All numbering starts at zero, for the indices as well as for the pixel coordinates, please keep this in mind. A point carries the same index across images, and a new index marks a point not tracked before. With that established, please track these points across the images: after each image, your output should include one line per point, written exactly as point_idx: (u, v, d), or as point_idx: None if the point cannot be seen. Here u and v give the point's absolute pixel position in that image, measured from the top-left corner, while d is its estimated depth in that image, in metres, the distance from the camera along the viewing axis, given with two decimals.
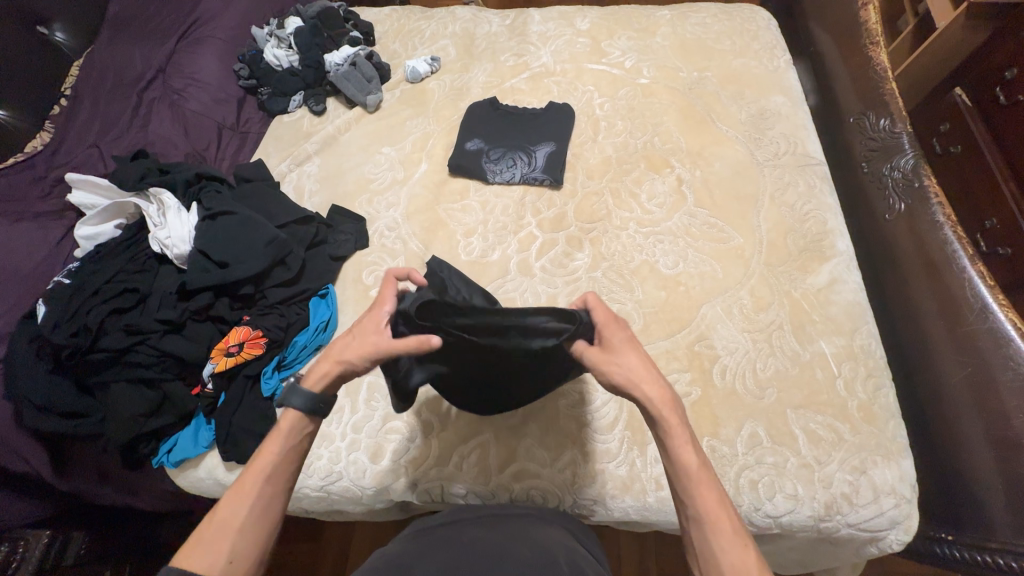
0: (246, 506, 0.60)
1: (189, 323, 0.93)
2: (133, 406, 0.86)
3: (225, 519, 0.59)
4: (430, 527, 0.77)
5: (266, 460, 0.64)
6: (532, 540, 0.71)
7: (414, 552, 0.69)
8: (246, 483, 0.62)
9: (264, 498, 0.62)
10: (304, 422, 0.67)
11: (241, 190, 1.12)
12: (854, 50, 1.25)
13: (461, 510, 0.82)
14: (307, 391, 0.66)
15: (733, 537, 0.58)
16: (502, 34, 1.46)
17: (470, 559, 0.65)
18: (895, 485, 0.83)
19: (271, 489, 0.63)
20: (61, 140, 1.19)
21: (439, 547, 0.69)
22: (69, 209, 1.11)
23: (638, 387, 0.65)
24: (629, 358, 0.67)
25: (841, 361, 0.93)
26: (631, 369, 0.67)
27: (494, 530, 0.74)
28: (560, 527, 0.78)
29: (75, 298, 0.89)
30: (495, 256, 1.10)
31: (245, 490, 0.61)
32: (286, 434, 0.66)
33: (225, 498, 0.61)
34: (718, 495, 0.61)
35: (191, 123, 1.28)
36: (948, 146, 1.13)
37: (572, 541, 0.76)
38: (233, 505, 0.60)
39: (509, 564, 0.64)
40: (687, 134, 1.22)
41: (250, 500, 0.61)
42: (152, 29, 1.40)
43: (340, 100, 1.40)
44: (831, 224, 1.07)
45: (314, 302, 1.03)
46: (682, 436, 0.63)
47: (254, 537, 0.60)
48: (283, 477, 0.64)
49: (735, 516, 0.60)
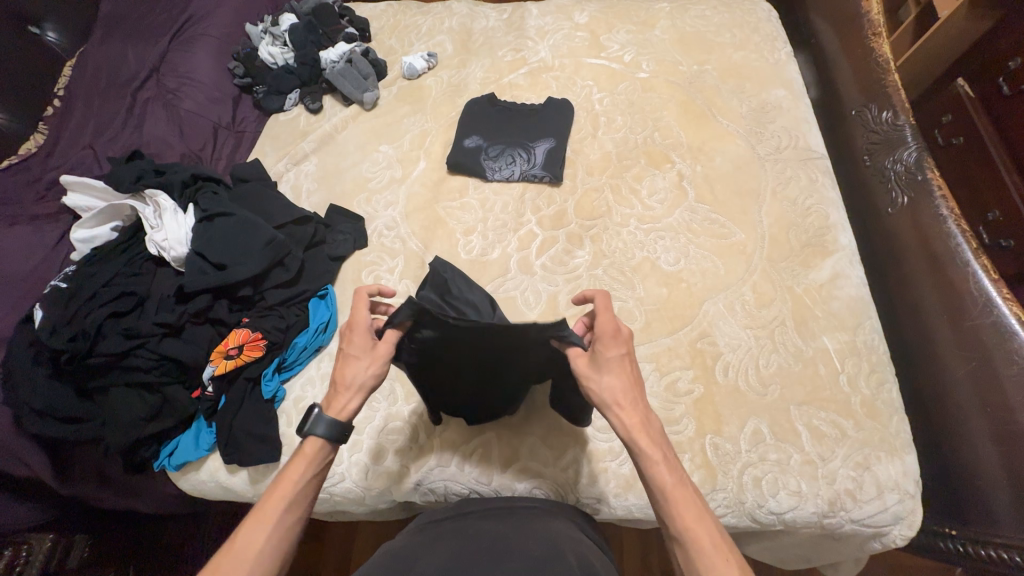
0: (266, 532, 0.62)
1: (187, 327, 0.92)
2: (132, 409, 0.86)
3: (244, 545, 0.60)
4: (434, 520, 0.77)
5: (288, 487, 0.65)
6: (539, 531, 0.72)
7: (419, 544, 0.70)
8: (265, 510, 0.63)
9: (282, 524, 0.63)
10: (325, 449, 0.69)
11: (239, 191, 1.10)
12: (856, 41, 1.23)
13: (463, 504, 0.82)
14: (328, 417, 0.69)
15: (713, 552, 0.59)
16: (500, 29, 1.44)
17: (469, 552, 0.65)
18: (899, 481, 0.83)
19: (292, 514, 0.64)
20: (55, 142, 1.19)
21: (444, 538, 0.70)
22: (65, 212, 1.09)
23: (614, 409, 0.67)
24: (608, 377, 0.69)
25: (844, 356, 0.92)
26: (610, 390, 0.68)
27: (501, 522, 0.74)
28: (564, 519, 0.78)
29: (72, 302, 0.88)
30: (495, 255, 1.10)
31: (266, 516, 0.63)
32: (307, 460, 0.68)
33: (246, 525, 0.62)
34: (697, 513, 0.62)
35: (186, 123, 1.27)
36: (949, 138, 1.12)
37: (578, 533, 0.76)
38: (254, 530, 0.61)
39: (514, 555, 0.64)
40: (688, 129, 1.21)
41: (269, 527, 0.62)
42: (145, 28, 1.39)
43: (336, 98, 1.38)
44: (833, 218, 1.06)
45: (314, 303, 1.02)
46: (655, 456, 0.65)
47: (273, 562, 0.61)
48: (300, 504, 0.66)
49: (716, 530, 0.61)
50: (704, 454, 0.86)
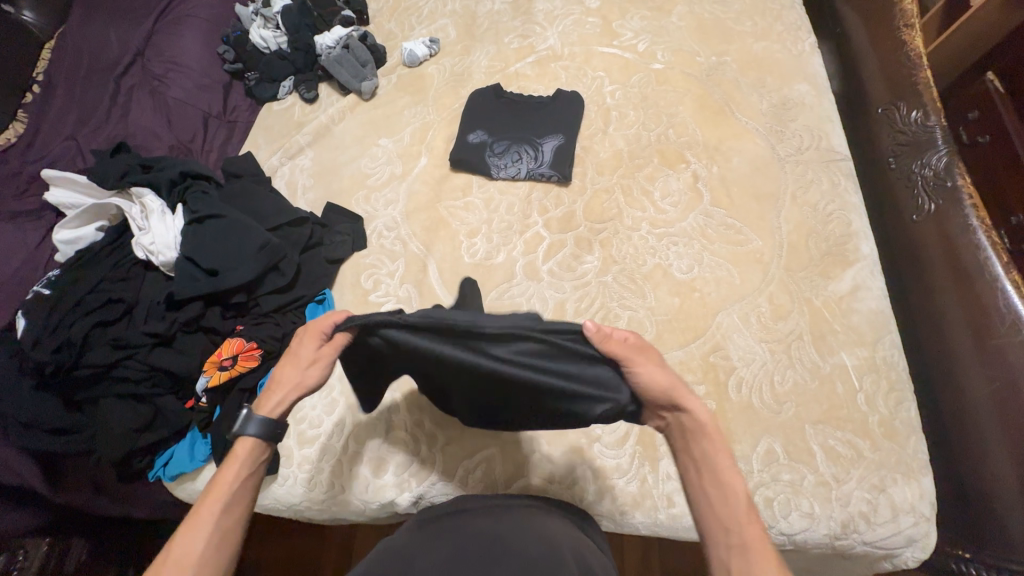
0: (204, 540, 0.59)
1: (179, 336, 0.87)
2: (122, 420, 0.82)
3: (179, 557, 0.58)
4: (433, 515, 0.74)
5: (222, 490, 0.62)
6: (540, 535, 0.68)
7: (415, 546, 0.66)
8: (200, 515, 0.60)
9: (221, 528, 0.61)
10: (261, 447, 0.67)
11: (229, 189, 1.02)
12: (885, 33, 1.16)
13: (462, 498, 0.80)
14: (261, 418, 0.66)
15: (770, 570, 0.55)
16: (506, 12, 1.36)
17: (462, 558, 0.62)
18: (915, 503, 0.81)
19: (231, 517, 0.62)
20: (35, 132, 1.12)
21: (440, 541, 0.67)
22: (48, 208, 1.04)
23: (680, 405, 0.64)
24: (666, 375, 0.65)
25: (862, 373, 0.89)
26: (672, 385, 0.64)
27: (498, 520, 0.71)
28: (568, 519, 0.76)
29: (55, 310, 0.83)
30: (500, 259, 1.05)
31: (199, 528, 0.60)
32: (241, 461, 0.65)
33: (178, 537, 0.59)
34: (761, 529, 0.58)
35: (174, 112, 1.20)
36: (975, 136, 1.06)
37: (582, 534, 0.73)
38: (188, 540, 0.59)
39: (506, 563, 0.61)
40: (704, 126, 1.15)
41: (204, 535, 0.59)
42: (128, 8, 1.30)
43: (333, 86, 1.30)
44: (856, 225, 1.01)
45: (311, 309, 0.97)
46: (728, 463, 0.62)
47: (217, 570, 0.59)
48: (240, 505, 0.64)
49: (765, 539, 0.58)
50: None
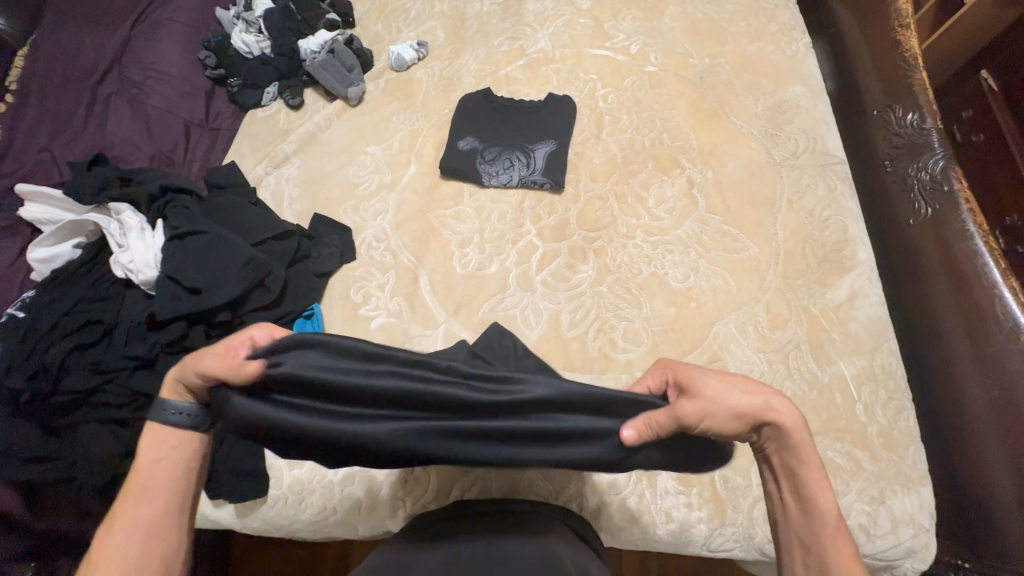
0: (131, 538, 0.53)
1: (161, 358, 0.83)
2: (103, 447, 0.79)
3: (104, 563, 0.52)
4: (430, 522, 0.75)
5: (133, 482, 0.55)
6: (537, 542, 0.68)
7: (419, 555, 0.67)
8: (118, 515, 0.54)
9: (147, 523, 0.54)
10: (169, 432, 0.57)
11: (212, 202, 0.98)
12: (880, 33, 1.14)
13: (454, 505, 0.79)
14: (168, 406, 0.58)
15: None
16: (495, 14, 1.32)
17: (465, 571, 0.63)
18: (915, 515, 0.80)
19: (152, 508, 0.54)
20: (9, 144, 1.09)
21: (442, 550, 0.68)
22: (22, 224, 1.00)
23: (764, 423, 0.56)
24: (745, 400, 0.55)
25: (861, 383, 0.87)
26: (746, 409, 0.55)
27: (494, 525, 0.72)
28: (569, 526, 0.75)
29: (31, 334, 0.80)
30: (493, 269, 1.03)
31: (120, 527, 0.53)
32: (149, 448, 0.57)
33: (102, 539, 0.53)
34: (852, 553, 0.55)
35: (153, 121, 1.17)
36: (969, 136, 1.04)
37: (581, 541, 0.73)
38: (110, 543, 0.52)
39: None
40: (698, 131, 1.13)
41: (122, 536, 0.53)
42: (104, 12, 1.26)
43: (318, 92, 1.27)
44: (852, 231, 1.00)
45: (299, 325, 0.95)
46: (818, 475, 0.56)
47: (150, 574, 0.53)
48: (161, 494, 0.55)
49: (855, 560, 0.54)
50: (713, 488, 0.83)
